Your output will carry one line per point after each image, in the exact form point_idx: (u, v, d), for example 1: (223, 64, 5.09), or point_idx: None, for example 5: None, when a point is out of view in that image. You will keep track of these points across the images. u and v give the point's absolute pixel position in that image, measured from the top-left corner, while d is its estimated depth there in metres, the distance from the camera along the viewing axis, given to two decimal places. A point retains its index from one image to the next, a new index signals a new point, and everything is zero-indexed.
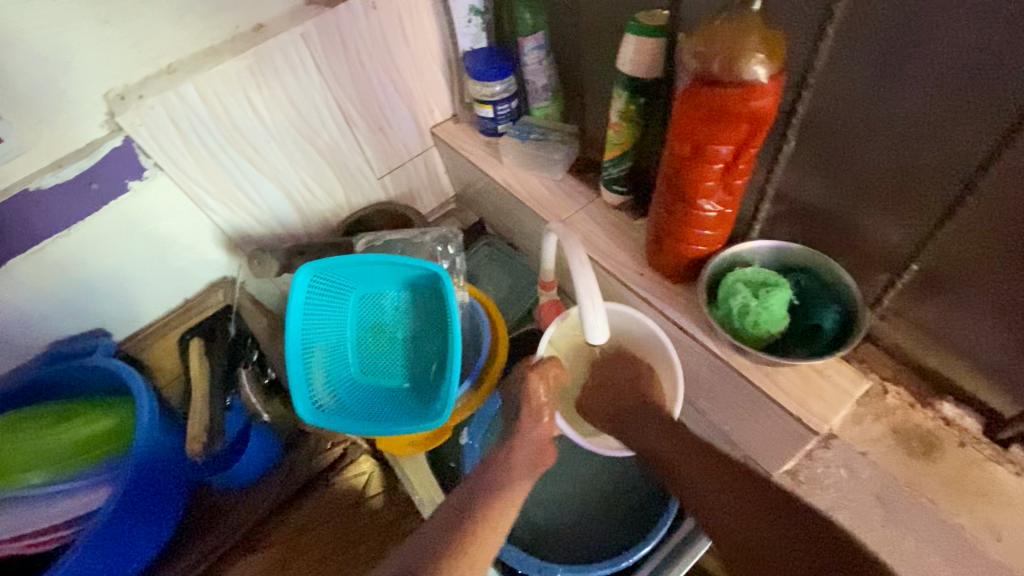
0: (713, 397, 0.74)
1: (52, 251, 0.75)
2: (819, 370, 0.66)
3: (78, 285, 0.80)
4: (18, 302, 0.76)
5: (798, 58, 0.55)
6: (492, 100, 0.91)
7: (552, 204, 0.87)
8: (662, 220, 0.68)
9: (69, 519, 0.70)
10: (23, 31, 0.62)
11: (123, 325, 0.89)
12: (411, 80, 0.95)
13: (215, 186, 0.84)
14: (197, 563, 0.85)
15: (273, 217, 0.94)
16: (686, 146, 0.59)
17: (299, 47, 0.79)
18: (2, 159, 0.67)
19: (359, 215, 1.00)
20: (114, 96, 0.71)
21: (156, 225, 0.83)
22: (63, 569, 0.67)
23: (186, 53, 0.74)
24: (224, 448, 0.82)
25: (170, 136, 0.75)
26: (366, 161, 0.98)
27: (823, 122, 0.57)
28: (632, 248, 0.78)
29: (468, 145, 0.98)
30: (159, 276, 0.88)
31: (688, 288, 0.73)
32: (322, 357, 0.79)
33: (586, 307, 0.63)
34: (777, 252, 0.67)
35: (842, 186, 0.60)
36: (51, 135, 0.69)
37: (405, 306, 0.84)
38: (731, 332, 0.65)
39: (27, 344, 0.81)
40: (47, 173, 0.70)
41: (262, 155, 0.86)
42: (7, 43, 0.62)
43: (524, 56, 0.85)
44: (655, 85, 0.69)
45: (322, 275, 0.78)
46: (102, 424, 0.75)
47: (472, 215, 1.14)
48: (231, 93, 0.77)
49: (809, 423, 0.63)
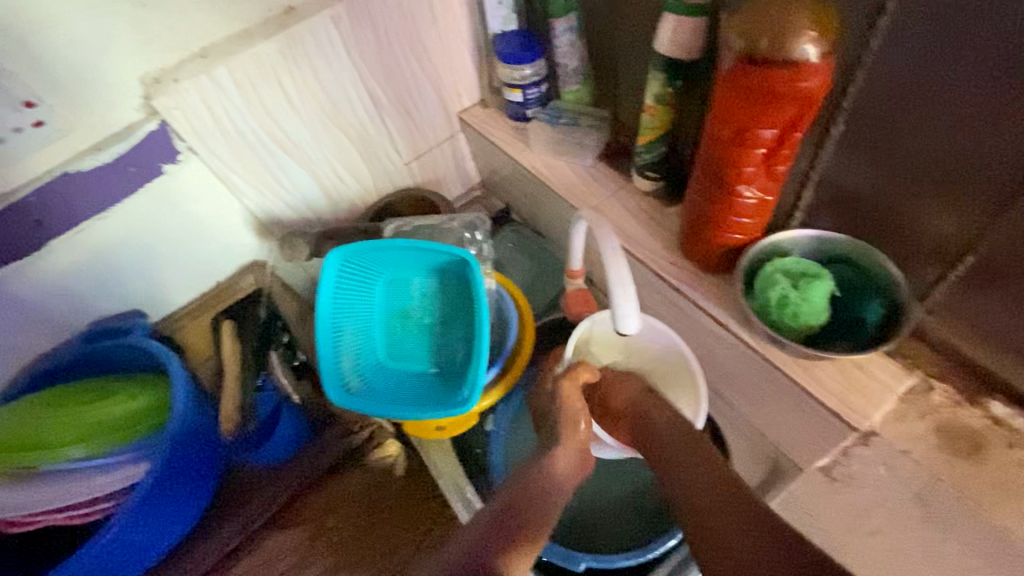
0: (746, 390, 0.73)
1: (92, 233, 0.77)
2: (859, 365, 0.63)
3: (116, 267, 0.82)
4: (60, 281, 0.78)
5: (851, 36, 0.52)
6: (522, 83, 0.89)
7: (582, 191, 0.85)
8: (698, 207, 0.66)
9: (108, 492, 0.72)
10: (61, 14, 0.63)
11: (158, 307, 0.91)
12: (439, 63, 0.94)
13: (247, 169, 0.85)
14: (229, 539, 0.87)
15: (302, 202, 0.94)
16: (726, 130, 0.57)
17: (329, 29, 0.79)
18: (44, 143, 0.68)
19: (386, 201, 1.00)
20: (150, 79, 0.72)
21: (189, 209, 0.84)
22: (103, 541, 0.69)
23: (219, 37, 0.74)
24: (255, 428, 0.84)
25: (203, 120, 0.76)
26: (393, 145, 0.98)
27: (874, 105, 0.54)
28: (665, 236, 0.77)
29: (497, 130, 0.97)
30: (192, 259, 0.90)
31: (723, 278, 0.71)
32: (351, 341, 0.80)
33: (617, 297, 0.62)
34: (819, 242, 0.65)
35: (893, 172, 0.57)
36: (90, 118, 0.70)
37: (432, 291, 0.84)
38: (768, 324, 0.63)
39: (67, 323, 0.83)
40: (86, 156, 0.71)
41: (292, 139, 0.86)
42: (47, 26, 0.63)
43: (555, 39, 0.83)
44: (693, 67, 0.66)
45: (351, 260, 0.78)
46: (140, 403, 0.77)
47: (498, 202, 1.13)
48: (262, 77, 0.77)
49: (848, 419, 0.61)
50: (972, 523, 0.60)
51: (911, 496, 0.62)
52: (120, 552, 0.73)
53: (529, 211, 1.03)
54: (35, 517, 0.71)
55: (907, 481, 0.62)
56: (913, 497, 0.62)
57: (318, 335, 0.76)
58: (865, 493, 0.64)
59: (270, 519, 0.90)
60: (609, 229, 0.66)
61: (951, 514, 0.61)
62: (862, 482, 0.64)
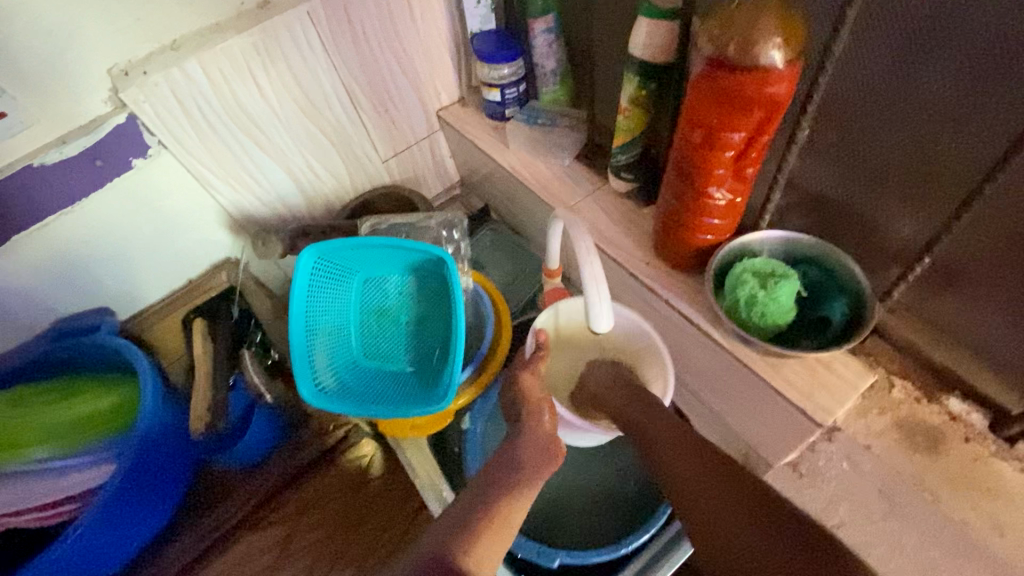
0: (717, 388, 0.74)
1: (56, 228, 0.75)
2: (825, 363, 0.65)
3: (82, 263, 0.80)
4: (22, 277, 0.76)
5: (816, 44, 0.54)
6: (500, 83, 0.90)
7: (559, 190, 0.86)
8: (670, 207, 0.67)
9: (73, 494, 0.70)
10: (23, 1, 0.61)
11: (126, 305, 0.89)
12: (418, 61, 0.93)
13: (220, 165, 0.83)
14: (199, 543, 0.85)
15: (277, 199, 0.93)
16: (698, 132, 0.58)
17: (305, 24, 0.78)
18: (5, 134, 0.66)
19: (364, 199, 0.99)
20: (118, 71, 0.70)
21: (160, 204, 0.83)
22: (67, 544, 0.67)
23: (190, 29, 0.73)
24: (228, 428, 0.83)
25: (173, 114, 0.75)
26: (370, 143, 0.97)
27: (838, 110, 0.56)
28: (639, 236, 0.78)
29: (476, 129, 0.97)
30: (163, 256, 0.88)
31: (695, 278, 0.72)
32: (326, 340, 0.79)
33: (590, 296, 0.63)
34: (787, 242, 0.67)
35: (856, 175, 0.59)
36: (55, 110, 0.68)
37: (409, 290, 0.84)
38: (737, 323, 0.64)
39: (30, 321, 0.80)
40: (51, 148, 0.69)
41: (267, 135, 0.85)
42: (9, 14, 0.61)
43: (533, 39, 0.84)
44: (666, 70, 0.67)
45: (326, 258, 0.77)
46: (107, 402, 0.75)
47: (477, 201, 1.14)
48: (236, 71, 0.76)
49: (814, 415, 0.62)
50: (932, 516, 0.62)
51: (874, 490, 0.64)
52: (85, 555, 0.71)
53: (507, 210, 1.03)
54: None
55: (871, 475, 0.64)
56: (876, 491, 0.64)
57: (292, 333, 0.75)
58: (830, 487, 0.66)
59: (243, 519, 0.88)
60: (584, 228, 0.67)
61: (912, 507, 0.62)
62: (828, 476, 0.66)
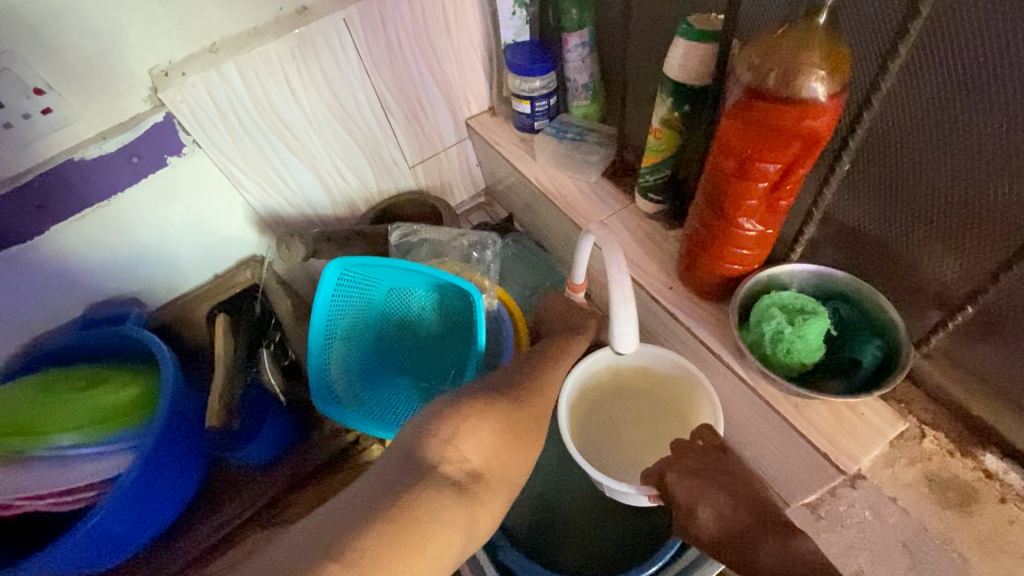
0: (735, 421, 0.72)
1: (91, 220, 0.77)
2: (852, 407, 0.62)
3: (114, 254, 0.82)
4: (58, 265, 0.78)
5: (863, 76, 0.51)
6: (531, 95, 0.89)
7: (584, 207, 0.84)
8: (698, 234, 0.65)
9: (95, 481, 0.72)
10: (74, 4, 0.63)
11: (154, 296, 0.91)
12: (451, 69, 0.93)
13: (251, 165, 0.85)
14: (210, 536, 0.87)
15: (305, 200, 0.94)
16: (731, 161, 0.56)
17: (341, 31, 0.79)
18: (50, 129, 0.69)
19: (389, 203, 1.00)
20: (159, 72, 0.72)
21: (192, 201, 0.85)
22: (84, 529, 0.69)
23: (230, 33, 0.74)
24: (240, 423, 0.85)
25: (209, 115, 0.76)
26: (399, 149, 0.98)
27: (880, 146, 0.54)
28: (664, 259, 0.76)
29: (504, 140, 0.96)
30: (192, 251, 0.90)
31: (720, 307, 0.70)
32: (343, 346, 0.80)
33: (619, 316, 0.63)
34: (820, 278, 0.64)
35: (895, 214, 0.56)
36: (97, 107, 0.70)
37: (431, 303, 0.83)
38: (759, 357, 0.62)
39: (62, 309, 0.83)
40: (91, 144, 0.71)
41: (298, 138, 0.86)
42: (59, 16, 0.63)
43: (567, 53, 0.83)
44: (702, 93, 0.66)
45: (351, 271, 0.77)
46: (129, 393, 0.77)
47: (501, 210, 1.13)
48: (272, 75, 0.77)
49: (838, 462, 0.59)
50: None
51: (898, 544, 0.61)
52: (100, 541, 0.73)
53: (531, 222, 1.03)
54: (18, 503, 0.70)
55: (894, 527, 0.61)
56: (900, 545, 0.61)
57: (311, 339, 0.76)
58: (849, 535, 0.63)
59: (251, 517, 0.89)
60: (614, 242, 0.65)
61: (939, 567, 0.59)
62: (848, 523, 0.63)
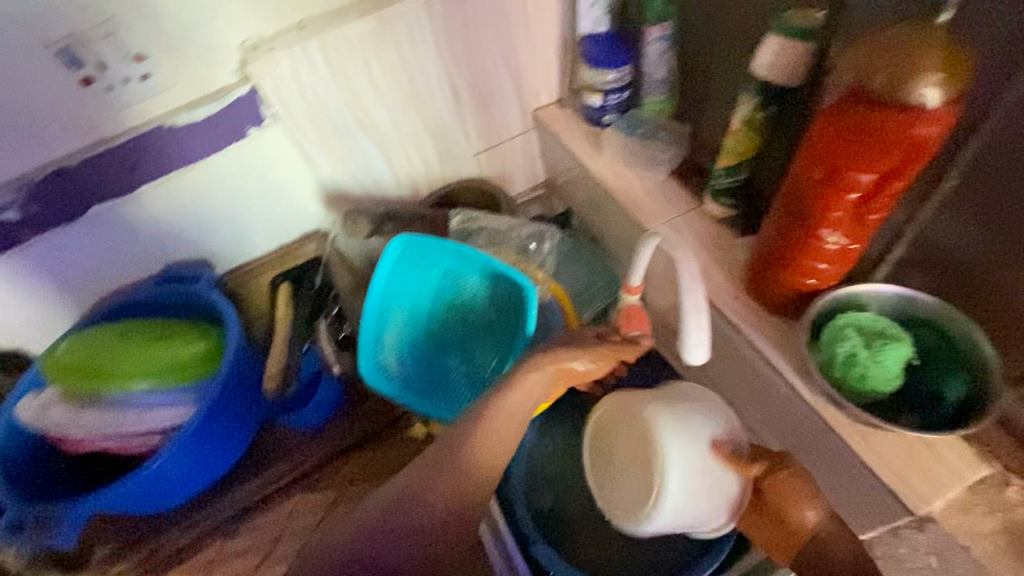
0: (792, 443, 0.68)
1: (176, 183, 0.83)
2: (927, 443, 0.58)
3: (194, 218, 0.88)
4: (143, 222, 0.84)
5: (982, 84, 0.47)
6: (603, 88, 0.87)
7: (649, 206, 0.82)
8: (772, 243, 0.62)
9: (159, 426, 0.77)
10: None
11: (225, 260, 0.96)
12: (524, 58, 0.93)
13: (324, 142, 0.88)
14: (258, 491, 0.91)
15: (371, 180, 0.97)
16: (818, 168, 0.52)
17: (422, 14, 0.80)
18: (147, 95, 0.74)
19: (450, 188, 1.01)
20: (248, 46, 0.75)
21: (267, 172, 0.88)
22: (148, 471, 0.74)
23: (317, 12, 0.77)
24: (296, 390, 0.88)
25: (291, 91, 0.79)
26: (465, 135, 0.98)
27: (993, 164, 0.49)
28: (729, 266, 0.73)
29: (571, 133, 0.94)
30: (262, 220, 0.94)
31: (787, 322, 0.66)
32: (397, 322, 0.82)
33: (688, 324, 0.59)
34: (904, 302, 0.59)
35: (1003, 239, 0.51)
36: (190, 77, 0.75)
37: (484, 292, 0.83)
38: (828, 380, 0.59)
39: (145, 265, 0.89)
40: (182, 111, 0.76)
41: (370, 118, 0.88)
42: None
43: (646, 47, 0.81)
44: (791, 95, 0.62)
45: (410, 249, 0.78)
46: (197, 347, 0.81)
47: (560, 204, 1.12)
48: (352, 55, 0.79)
49: (905, 500, 0.55)
50: None
51: None
52: (162, 483, 0.77)
53: (589, 218, 1.01)
54: (92, 440, 0.76)
55: None
56: None
57: (366, 313, 0.77)
58: None
59: (298, 474, 0.93)
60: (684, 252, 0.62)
61: None
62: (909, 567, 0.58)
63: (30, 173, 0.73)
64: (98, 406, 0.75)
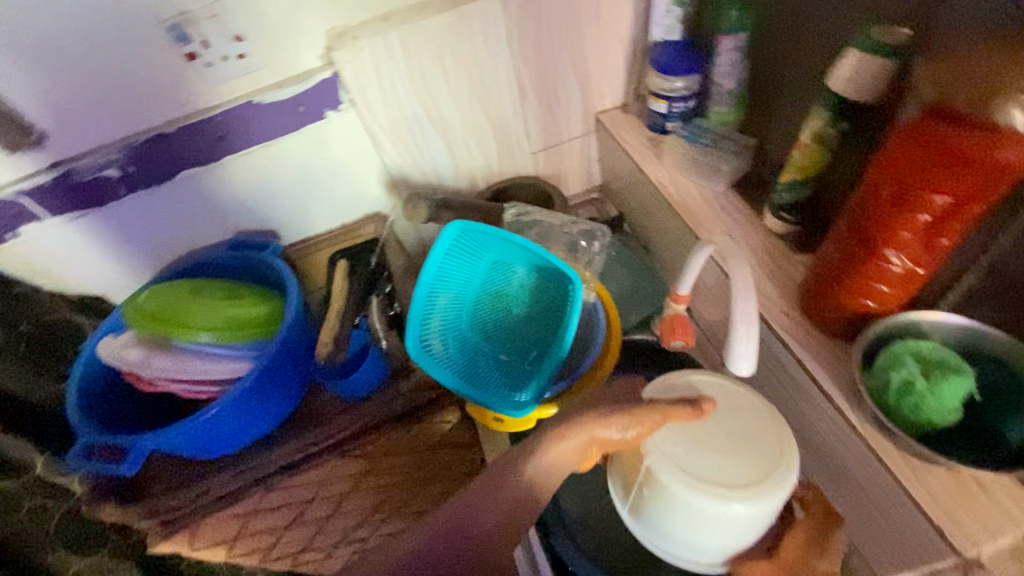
0: (833, 470, 0.66)
1: (256, 157, 0.89)
2: (983, 484, 0.55)
3: (267, 191, 0.94)
4: (225, 191, 0.91)
5: None
6: (669, 95, 0.87)
7: (704, 216, 0.81)
8: (831, 260, 0.60)
9: (220, 378, 0.83)
10: None
11: (290, 234, 1.02)
12: (592, 61, 0.94)
13: (393, 129, 0.92)
14: (295, 453, 0.94)
15: (432, 170, 1.00)
16: (888, 185, 0.51)
17: (498, 11, 0.83)
18: (241, 73, 0.80)
19: (507, 184, 1.03)
20: (335, 33, 0.81)
21: (337, 153, 0.94)
22: (206, 416, 0.79)
23: (400, 5, 0.81)
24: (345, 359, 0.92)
25: (368, 78, 0.84)
26: (526, 133, 1.00)
27: None
28: (783, 282, 0.71)
29: (632, 138, 0.95)
30: (328, 199, 0.99)
31: (839, 344, 0.65)
32: (443, 305, 0.84)
33: (737, 335, 0.58)
34: (970, 333, 0.57)
35: None
36: (279, 59, 0.81)
37: (530, 285, 0.86)
38: (880, 407, 0.57)
39: (220, 230, 0.96)
40: (270, 90, 0.82)
41: (438, 109, 0.92)
42: None
43: (717, 56, 0.81)
44: (866, 111, 0.61)
45: (466, 234, 0.80)
46: (260, 310, 0.86)
47: (613, 208, 1.12)
48: (428, 47, 0.83)
49: (953, 540, 0.53)
50: None
51: None
52: (211, 432, 0.82)
53: (642, 226, 1.01)
54: (157, 385, 0.81)
55: None
56: None
57: (417, 295, 0.79)
58: None
59: (334, 443, 0.96)
60: (739, 262, 0.62)
61: None
62: None
63: (135, 136, 0.81)
64: (167, 352, 0.81)
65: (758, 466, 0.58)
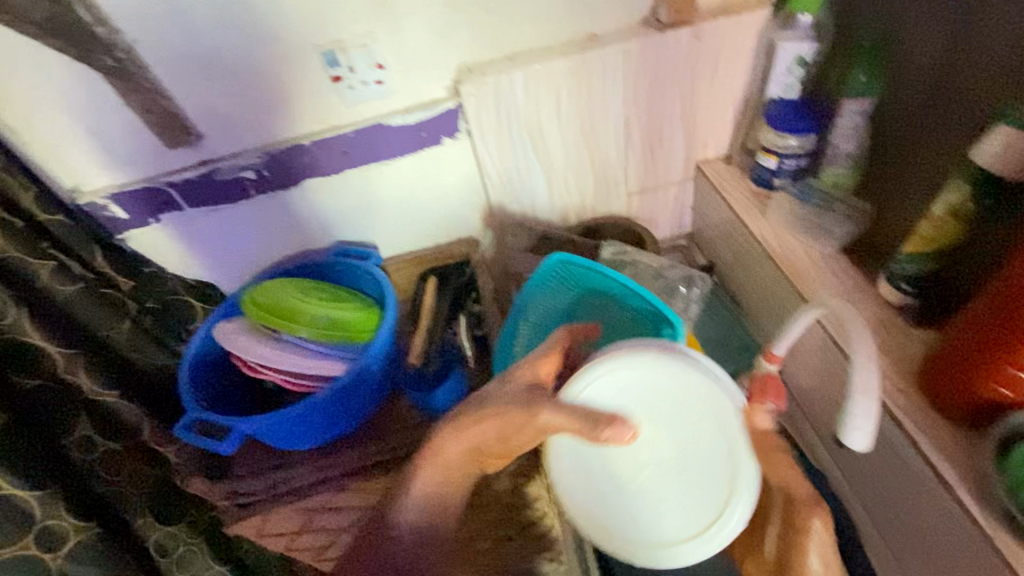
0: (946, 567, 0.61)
1: (373, 173, 0.96)
2: None
3: (377, 206, 1.00)
4: (340, 201, 0.98)
5: None
6: (781, 152, 0.87)
7: (809, 276, 0.80)
8: (963, 339, 0.57)
9: (319, 373, 0.87)
10: (429, 7, 0.80)
11: (388, 247, 1.08)
12: (701, 112, 0.96)
13: (502, 161, 0.97)
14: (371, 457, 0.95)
15: (530, 202, 1.04)
16: None
17: (619, 59, 0.86)
18: (376, 97, 0.88)
19: (600, 222, 1.05)
20: (465, 69, 0.87)
21: (445, 178, 0.99)
22: (307, 404, 0.83)
23: (528, 48, 0.87)
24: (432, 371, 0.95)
25: (488, 112, 0.89)
26: (626, 176, 1.03)
27: None
28: (898, 355, 0.68)
29: (735, 190, 0.95)
30: (428, 219, 1.05)
31: (964, 430, 0.60)
32: (530, 332, 0.86)
33: (854, 404, 0.55)
34: None
35: None
36: (411, 87, 0.88)
37: (621, 323, 0.81)
38: (1014, 506, 0.52)
39: (328, 237, 1.03)
40: (398, 115, 0.89)
41: (547, 146, 0.96)
42: (417, 15, 0.81)
43: (839, 118, 0.80)
44: (1013, 189, 0.58)
45: (565, 265, 0.85)
46: (361, 314, 0.91)
47: (702, 258, 1.11)
48: (548, 89, 0.88)
49: None
50: None
51: None
52: (304, 423, 0.86)
53: (732, 276, 0.99)
54: (262, 372, 0.87)
55: None
56: None
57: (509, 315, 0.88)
58: None
59: (409, 454, 0.96)
60: (863, 331, 0.60)
61: None
62: None
63: (275, 145, 0.90)
64: (274, 342, 0.86)
65: (703, 503, 0.59)
